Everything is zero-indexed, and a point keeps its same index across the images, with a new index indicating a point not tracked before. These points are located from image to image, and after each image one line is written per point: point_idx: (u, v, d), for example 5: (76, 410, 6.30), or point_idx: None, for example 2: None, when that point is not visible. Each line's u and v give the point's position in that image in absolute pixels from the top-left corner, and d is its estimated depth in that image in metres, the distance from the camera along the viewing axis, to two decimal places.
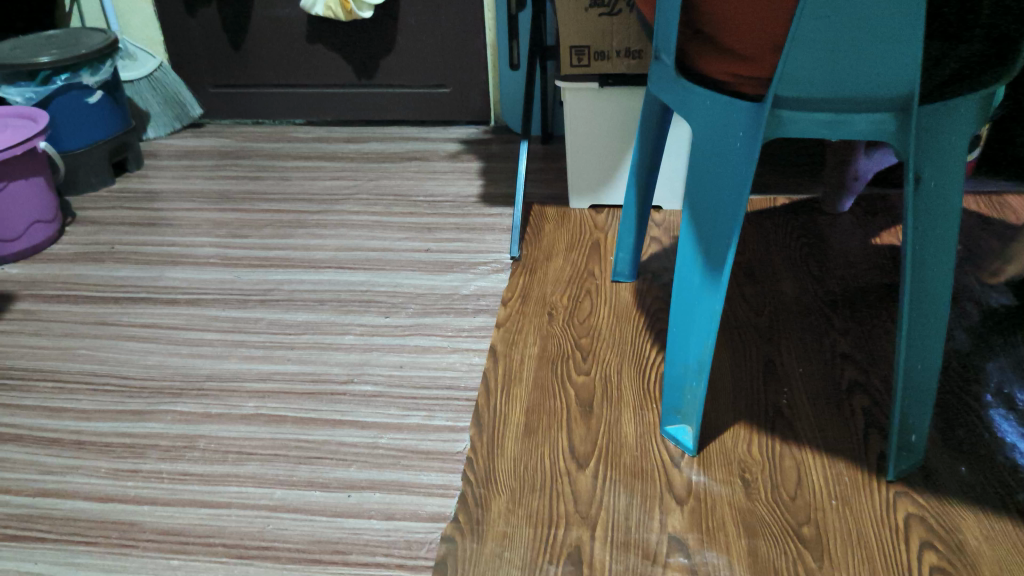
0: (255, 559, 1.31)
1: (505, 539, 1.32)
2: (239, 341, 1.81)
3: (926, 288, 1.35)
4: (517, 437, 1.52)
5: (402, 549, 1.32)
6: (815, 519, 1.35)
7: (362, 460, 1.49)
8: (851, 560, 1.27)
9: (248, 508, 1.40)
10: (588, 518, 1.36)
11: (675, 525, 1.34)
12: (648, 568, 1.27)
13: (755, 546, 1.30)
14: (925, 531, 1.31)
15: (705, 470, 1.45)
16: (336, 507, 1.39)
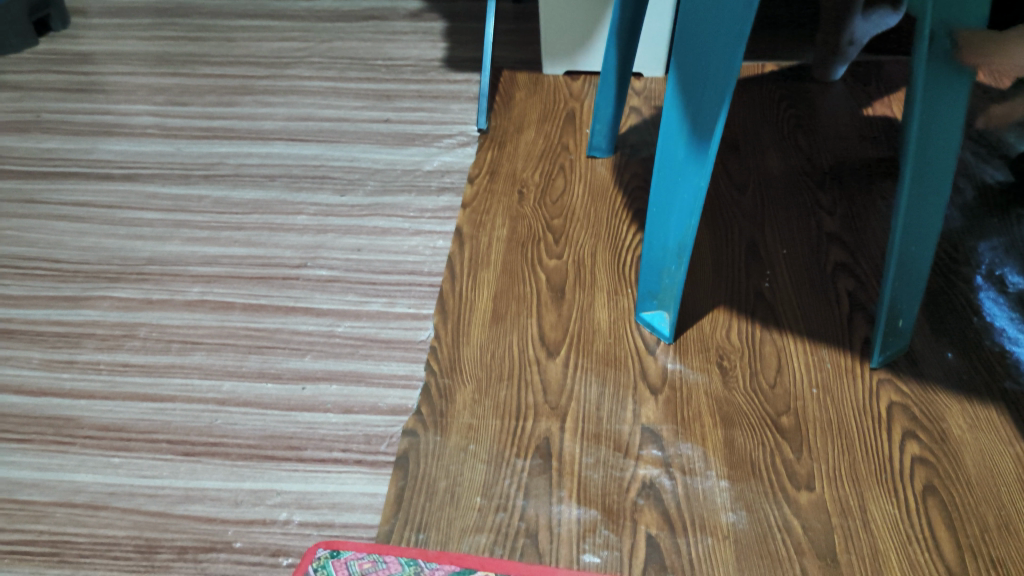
0: (202, 456, 1.23)
1: (470, 432, 1.25)
2: (181, 221, 1.67)
3: (932, 166, 1.22)
4: (484, 325, 1.42)
5: (361, 444, 1.24)
6: (794, 407, 1.28)
7: (318, 350, 1.39)
8: (832, 451, 1.22)
9: (195, 402, 1.31)
10: (558, 409, 1.28)
11: (649, 416, 1.27)
12: (619, 460, 1.21)
13: (731, 437, 1.24)
14: (908, 420, 1.26)
15: (681, 358, 1.37)
16: (289, 401, 1.30)
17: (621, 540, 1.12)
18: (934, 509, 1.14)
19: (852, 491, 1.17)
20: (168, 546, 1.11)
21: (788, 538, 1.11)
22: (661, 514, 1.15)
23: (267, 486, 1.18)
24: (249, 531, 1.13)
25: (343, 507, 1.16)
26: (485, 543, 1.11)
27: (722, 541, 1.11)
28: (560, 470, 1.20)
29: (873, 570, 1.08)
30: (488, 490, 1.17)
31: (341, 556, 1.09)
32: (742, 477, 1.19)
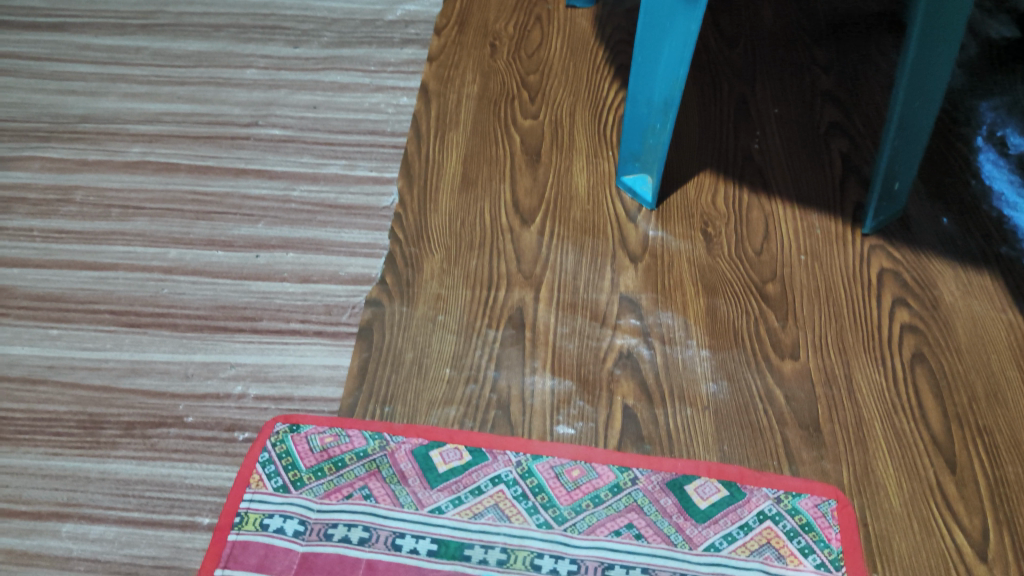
0: (149, 327, 1.14)
1: (438, 302, 1.17)
2: (117, 76, 1.51)
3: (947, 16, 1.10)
4: (453, 190, 1.32)
5: (321, 314, 1.15)
6: (781, 275, 1.22)
7: (272, 216, 1.28)
8: (818, 320, 1.16)
9: (139, 271, 1.21)
10: (532, 279, 1.20)
11: (628, 284, 1.20)
12: (596, 331, 1.14)
13: (714, 305, 1.17)
14: (898, 288, 1.20)
15: (663, 225, 1.28)
16: (242, 269, 1.21)
17: (596, 411, 1.06)
18: (922, 378, 1.10)
19: (838, 360, 1.12)
20: (114, 422, 1.04)
21: (770, 408, 1.07)
22: (639, 385, 1.09)
23: (219, 359, 1.10)
24: (201, 405, 1.06)
25: (303, 380, 1.08)
26: (454, 417, 1.05)
27: (702, 412, 1.07)
28: (534, 340, 1.13)
29: (856, 439, 1.04)
30: (457, 362, 1.10)
31: (301, 431, 1.03)
32: (725, 347, 1.13)
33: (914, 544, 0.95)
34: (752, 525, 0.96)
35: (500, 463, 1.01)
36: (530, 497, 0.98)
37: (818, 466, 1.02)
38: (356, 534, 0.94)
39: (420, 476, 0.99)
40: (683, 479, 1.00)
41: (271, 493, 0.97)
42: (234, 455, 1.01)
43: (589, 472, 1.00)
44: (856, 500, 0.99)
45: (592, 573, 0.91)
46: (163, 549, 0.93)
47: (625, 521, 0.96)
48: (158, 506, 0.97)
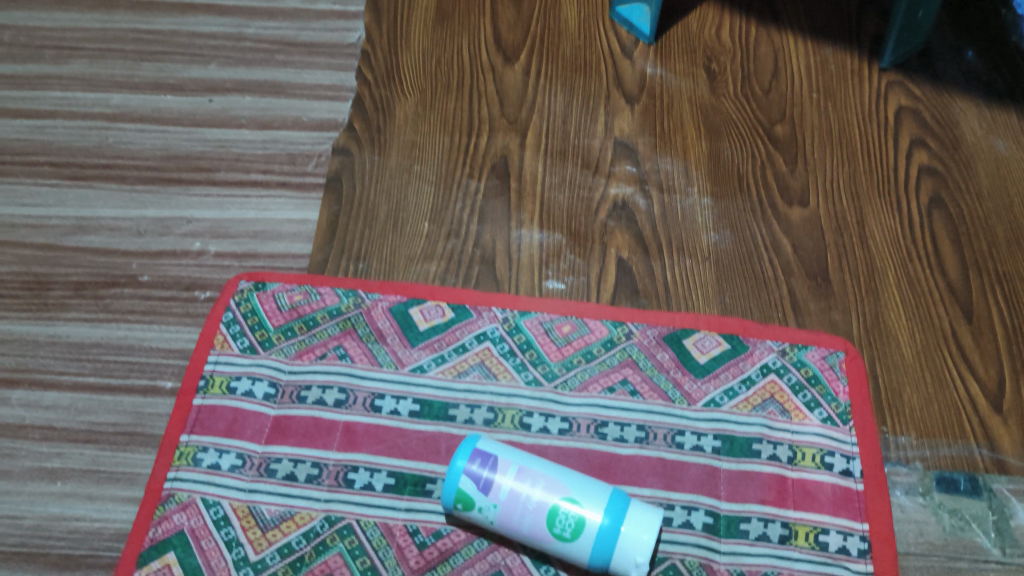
0: (94, 181, 1.03)
1: (414, 150, 1.06)
2: None
3: None
4: (427, 26, 1.18)
5: (284, 164, 1.04)
6: (791, 115, 1.11)
7: (224, 57, 1.14)
8: (831, 164, 1.07)
9: (79, 119, 1.08)
10: (517, 123, 1.08)
11: (624, 128, 1.09)
12: (589, 179, 1.04)
13: (718, 149, 1.07)
14: (917, 127, 1.11)
15: (662, 62, 1.15)
16: (194, 116, 1.08)
17: (588, 265, 0.98)
18: (940, 223, 1.03)
19: (850, 206, 1.04)
20: (62, 283, 0.95)
21: (776, 258, 0.99)
22: (634, 236, 1.00)
23: (174, 214, 1.00)
24: (157, 264, 0.97)
25: (267, 235, 0.99)
26: (435, 273, 0.96)
27: (703, 263, 0.98)
28: (520, 191, 1.03)
29: (868, 289, 0.98)
30: (437, 215, 1.01)
31: (268, 289, 0.94)
32: (728, 194, 1.04)
33: (926, 396, 0.90)
34: (755, 379, 0.89)
35: (485, 320, 0.92)
36: (518, 354, 0.90)
37: (827, 318, 0.95)
38: (331, 396, 0.87)
39: (399, 335, 0.91)
40: (682, 333, 0.92)
41: (237, 355, 0.89)
42: (196, 316, 0.93)
43: (581, 327, 0.93)
44: (866, 352, 0.93)
45: (584, 431, 0.85)
46: (124, 414, 0.87)
47: (619, 377, 0.89)
48: (116, 370, 0.89)
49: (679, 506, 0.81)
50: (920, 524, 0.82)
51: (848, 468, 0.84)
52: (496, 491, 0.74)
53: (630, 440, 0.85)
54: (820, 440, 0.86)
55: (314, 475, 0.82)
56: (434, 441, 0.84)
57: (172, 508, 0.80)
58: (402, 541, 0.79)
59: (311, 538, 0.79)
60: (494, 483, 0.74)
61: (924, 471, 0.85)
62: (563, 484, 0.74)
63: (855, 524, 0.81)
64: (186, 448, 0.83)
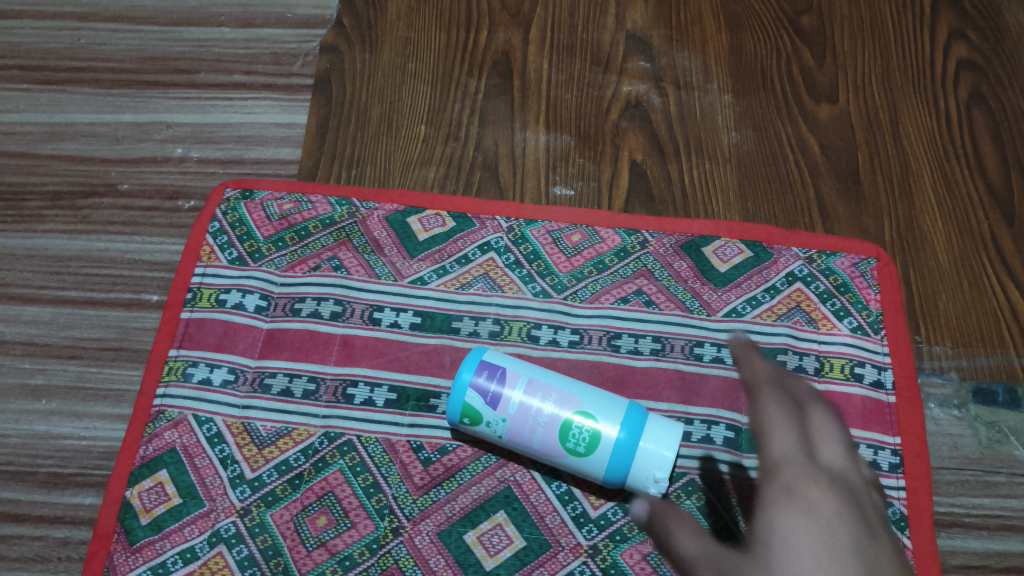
0: (67, 85, 0.96)
1: (408, 48, 0.97)
2: None
3: None
4: None
5: (269, 65, 0.97)
6: (818, 5, 1.02)
7: None
8: (861, 57, 0.99)
9: (49, 19, 1.00)
10: (520, 17, 1.00)
11: (636, 21, 1.00)
12: (598, 77, 0.96)
13: (739, 42, 0.99)
14: (956, 16, 1.02)
15: None
16: (170, 15, 1.00)
17: (599, 169, 0.90)
18: (981, 119, 0.95)
19: (883, 103, 0.96)
20: (38, 193, 0.89)
21: (803, 158, 0.92)
22: (648, 137, 0.93)
23: (153, 119, 0.93)
24: (137, 171, 0.90)
25: (253, 140, 0.92)
26: (434, 180, 0.89)
27: (723, 165, 0.91)
28: (523, 90, 0.95)
29: (901, 192, 0.91)
30: (434, 117, 0.93)
31: (256, 197, 0.87)
32: (750, 91, 0.96)
33: (963, 304, 0.84)
34: (780, 287, 0.83)
35: (489, 229, 0.85)
36: (524, 265, 0.84)
37: (857, 222, 0.88)
38: (327, 309, 0.81)
39: (397, 246, 0.84)
40: (701, 241, 0.85)
41: (225, 267, 0.83)
42: (181, 226, 0.87)
43: (592, 236, 0.85)
44: (899, 258, 0.87)
45: (597, 343, 0.80)
46: (109, 329, 0.81)
47: (633, 288, 0.82)
48: (98, 283, 0.84)
49: (698, 420, 0.76)
50: (954, 438, 0.77)
51: (879, 379, 0.79)
52: (505, 405, 0.69)
53: (645, 352, 0.79)
54: (849, 351, 0.80)
55: (311, 390, 0.77)
56: (437, 354, 0.79)
57: (163, 425, 0.76)
58: (406, 458, 0.75)
59: (310, 454, 0.75)
60: (503, 397, 0.69)
61: (960, 382, 0.80)
62: (577, 396, 0.69)
63: (886, 437, 0.76)
64: (175, 363, 0.78)
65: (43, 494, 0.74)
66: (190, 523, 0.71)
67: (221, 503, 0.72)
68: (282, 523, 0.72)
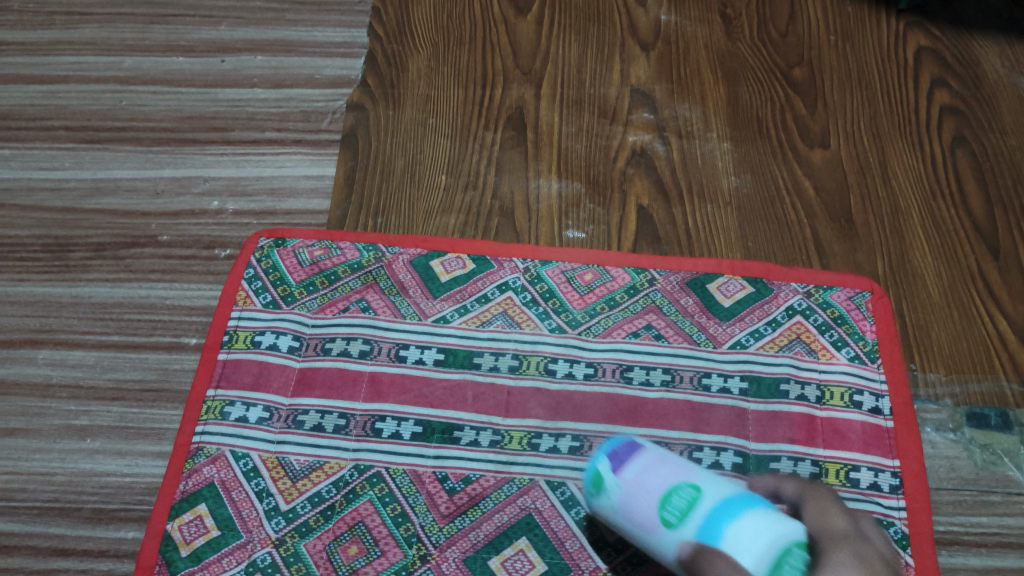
0: (110, 143, 1.03)
1: (427, 104, 1.05)
2: None
3: None
4: None
5: (299, 122, 1.04)
6: (809, 58, 1.10)
7: (234, 17, 1.14)
8: (851, 104, 1.06)
9: (93, 83, 1.08)
10: (532, 74, 1.07)
11: (640, 76, 1.07)
12: (606, 128, 1.03)
13: (735, 94, 1.06)
14: (938, 67, 1.10)
15: (676, 9, 1.14)
16: (207, 77, 1.08)
17: (608, 214, 0.96)
18: (964, 161, 1.02)
19: (872, 147, 1.03)
20: (82, 244, 0.95)
21: (799, 201, 0.98)
22: (653, 182, 0.99)
23: (191, 174, 1.00)
24: (176, 224, 0.96)
25: (285, 192, 0.98)
26: (454, 226, 0.95)
27: (724, 207, 0.97)
28: (536, 141, 1.02)
29: (892, 229, 0.97)
30: (454, 168, 1.00)
31: (288, 245, 0.93)
32: (746, 138, 1.02)
33: (954, 333, 0.90)
34: (781, 320, 0.88)
35: (506, 270, 0.91)
36: (540, 303, 0.89)
37: (851, 258, 0.94)
38: (356, 348, 0.86)
39: (421, 287, 0.90)
40: (706, 279, 0.91)
41: (260, 310, 0.89)
42: (217, 273, 0.93)
43: (603, 275, 0.91)
44: (892, 292, 0.92)
45: (610, 375, 0.85)
46: (150, 371, 0.86)
47: (643, 323, 0.88)
48: (140, 328, 0.89)
49: (709, 447, 0.81)
50: (951, 460, 0.82)
51: (877, 406, 0.84)
52: (627, 474, 0.73)
53: (656, 384, 0.84)
54: (848, 379, 0.85)
55: (341, 425, 0.82)
56: (460, 389, 0.84)
57: (202, 461, 0.80)
58: (432, 488, 0.79)
59: (342, 486, 0.79)
60: (630, 465, 0.73)
61: (955, 407, 0.85)
62: (698, 476, 0.72)
63: (886, 460, 0.81)
64: (214, 402, 0.83)
65: (88, 528, 0.78)
66: (228, 554, 0.76)
67: (257, 535, 0.77)
68: (315, 553, 0.76)
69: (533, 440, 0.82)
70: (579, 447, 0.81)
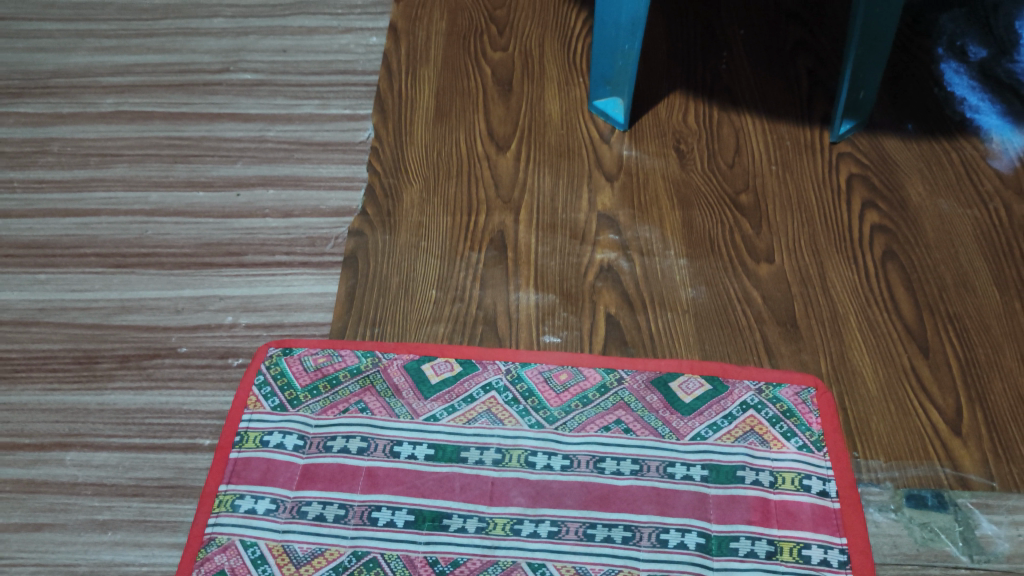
0: (136, 267, 1.15)
1: (420, 229, 1.18)
2: (84, 32, 1.50)
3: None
4: (427, 123, 1.33)
5: (306, 246, 1.17)
6: (754, 185, 1.25)
7: (249, 156, 1.30)
8: (792, 224, 1.21)
9: (122, 215, 1.22)
10: (511, 202, 1.22)
11: (605, 203, 1.22)
12: (577, 247, 1.17)
13: (690, 217, 1.21)
14: (868, 191, 1.26)
15: (636, 144, 1.30)
16: (225, 209, 1.22)
17: (580, 322, 1.08)
18: (894, 273, 1.16)
19: (812, 261, 1.16)
20: (109, 356, 1.05)
21: (748, 308, 1.10)
22: (619, 294, 1.11)
23: (209, 293, 1.12)
24: (194, 336, 1.07)
25: (292, 307, 1.10)
26: (443, 334, 1.07)
27: (683, 315, 1.09)
28: (516, 260, 1.15)
29: (833, 332, 1.09)
30: (443, 283, 1.12)
31: (295, 353, 1.04)
32: (701, 255, 1.16)
33: (892, 424, 1.00)
34: (736, 414, 0.99)
35: (490, 372, 1.02)
36: (521, 401, 0.99)
37: (797, 358, 1.06)
38: (355, 444, 0.96)
39: (413, 389, 1.00)
40: (668, 377, 1.02)
41: (269, 412, 0.98)
42: (230, 380, 1.03)
43: (576, 375, 1.02)
44: (835, 388, 1.03)
45: (584, 466, 0.94)
46: (168, 469, 0.95)
47: (613, 418, 0.98)
48: (159, 431, 0.98)
49: (674, 529, 0.90)
50: (894, 538, 0.91)
51: (825, 489, 0.93)
52: None
53: (626, 473, 0.94)
54: (797, 465, 0.95)
55: (341, 515, 0.91)
56: (448, 481, 0.93)
57: (213, 549, 0.88)
58: (423, 571, 0.87)
59: (341, 571, 0.87)
60: None
61: (895, 490, 0.94)
62: None
63: (834, 538, 0.89)
64: (225, 496, 0.92)
65: None
66: None
67: None
68: None
69: (516, 525, 0.90)
70: (557, 531, 0.89)
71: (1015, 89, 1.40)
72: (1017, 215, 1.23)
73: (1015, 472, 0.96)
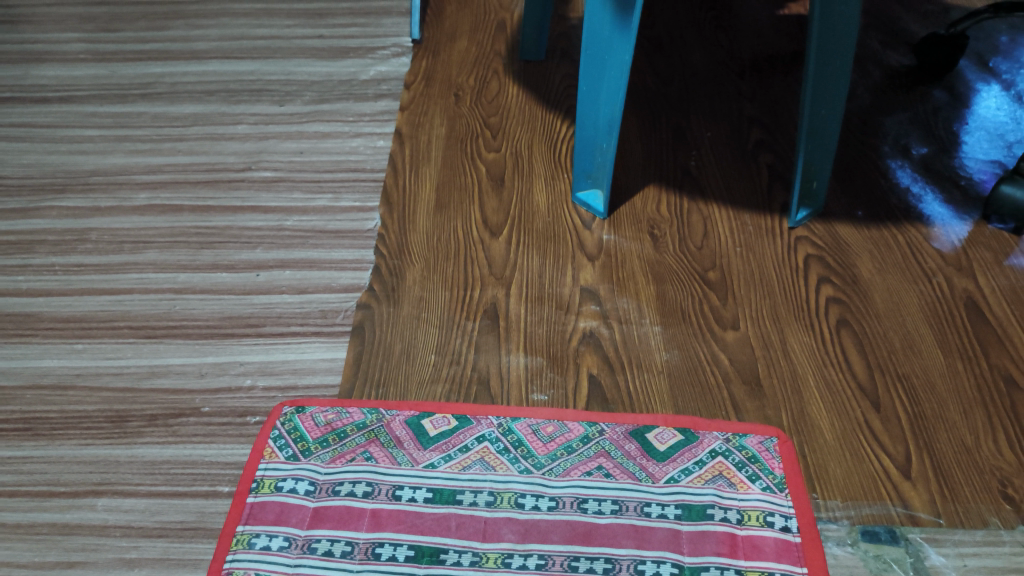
0: (164, 337, 1.28)
1: (421, 303, 1.32)
2: (123, 137, 1.68)
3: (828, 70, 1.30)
4: (428, 213, 1.49)
5: (318, 318, 1.30)
6: (720, 264, 1.40)
7: (268, 242, 1.45)
8: (754, 297, 1.34)
9: (152, 293, 1.35)
10: (503, 279, 1.36)
11: (587, 278, 1.36)
12: (562, 317, 1.30)
13: (663, 291, 1.34)
14: (822, 268, 1.40)
15: (615, 230, 1.45)
16: (245, 287, 1.36)
17: (565, 382, 1.20)
18: (847, 339, 1.28)
19: (773, 329, 1.29)
20: (138, 415, 1.16)
21: (717, 369, 1.22)
22: (600, 357, 1.24)
23: (230, 359, 1.24)
24: (216, 397, 1.19)
25: (305, 371, 1.22)
26: (441, 393, 1.18)
27: (657, 376, 1.21)
28: (507, 328, 1.28)
29: (793, 389, 1.20)
30: (441, 349, 1.24)
31: (307, 411, 1.15)
32: (673, 323, 1.29)
33: (848, 469, 1.10)
34: (706, 460, 1.09)
35: (483, 425, 1.13)
36: (511, 450, 1.10)
37: (762, 412, 1.17)
38: (361, 489, 1.06)
39: (414, 440, 1.11)
40: (644, 429, 1.13)
41: (283, 462, 1.09)
42: (248, 435, 1.14)
43: (562, 428, 1.13)
44: (795, 438, 1.14)
45: (568, 506, 1.04)
46: (190, 513, 1.05)
47: (595, 464, 1.08)
48: (183, 479, 1.08)
49: (650, 560, 0.98)
50: (851, 568, 0.99)
51: (787, 525, 1.03)
52: None
53: (606, 512, 1.03)
54: (762, 504, 1.05)
55: (348, 550, 1.00)
56: (445, 520, 1.03)
57: None
58: None
59: None
60: None
61: (851, 526, 1.03)
62: None
63: (796, 568, 0.98)
64: (243, 536, 1.01)
65: None
66: None
67: None
68: None
69: (506, 559, 0.99)
70: (543, 563, 0.98)
71: (953, 182, 1.57)
72: (957, 288, 1.37)
73: (960, 511, 1.06)
